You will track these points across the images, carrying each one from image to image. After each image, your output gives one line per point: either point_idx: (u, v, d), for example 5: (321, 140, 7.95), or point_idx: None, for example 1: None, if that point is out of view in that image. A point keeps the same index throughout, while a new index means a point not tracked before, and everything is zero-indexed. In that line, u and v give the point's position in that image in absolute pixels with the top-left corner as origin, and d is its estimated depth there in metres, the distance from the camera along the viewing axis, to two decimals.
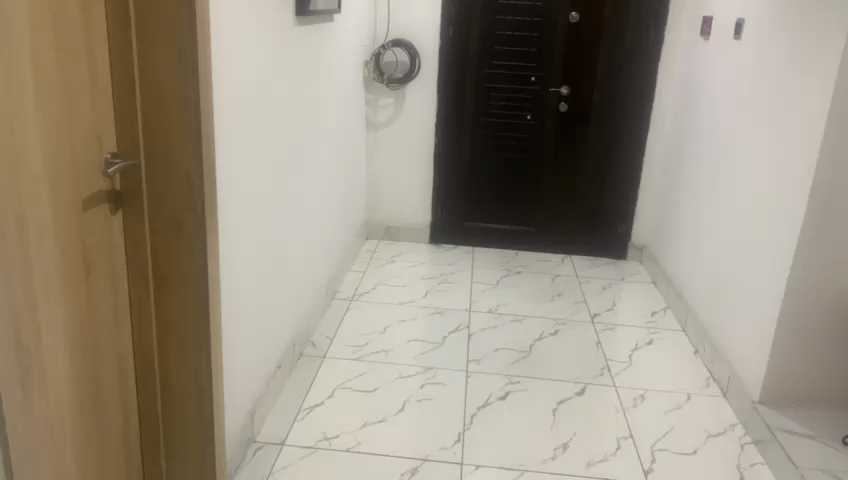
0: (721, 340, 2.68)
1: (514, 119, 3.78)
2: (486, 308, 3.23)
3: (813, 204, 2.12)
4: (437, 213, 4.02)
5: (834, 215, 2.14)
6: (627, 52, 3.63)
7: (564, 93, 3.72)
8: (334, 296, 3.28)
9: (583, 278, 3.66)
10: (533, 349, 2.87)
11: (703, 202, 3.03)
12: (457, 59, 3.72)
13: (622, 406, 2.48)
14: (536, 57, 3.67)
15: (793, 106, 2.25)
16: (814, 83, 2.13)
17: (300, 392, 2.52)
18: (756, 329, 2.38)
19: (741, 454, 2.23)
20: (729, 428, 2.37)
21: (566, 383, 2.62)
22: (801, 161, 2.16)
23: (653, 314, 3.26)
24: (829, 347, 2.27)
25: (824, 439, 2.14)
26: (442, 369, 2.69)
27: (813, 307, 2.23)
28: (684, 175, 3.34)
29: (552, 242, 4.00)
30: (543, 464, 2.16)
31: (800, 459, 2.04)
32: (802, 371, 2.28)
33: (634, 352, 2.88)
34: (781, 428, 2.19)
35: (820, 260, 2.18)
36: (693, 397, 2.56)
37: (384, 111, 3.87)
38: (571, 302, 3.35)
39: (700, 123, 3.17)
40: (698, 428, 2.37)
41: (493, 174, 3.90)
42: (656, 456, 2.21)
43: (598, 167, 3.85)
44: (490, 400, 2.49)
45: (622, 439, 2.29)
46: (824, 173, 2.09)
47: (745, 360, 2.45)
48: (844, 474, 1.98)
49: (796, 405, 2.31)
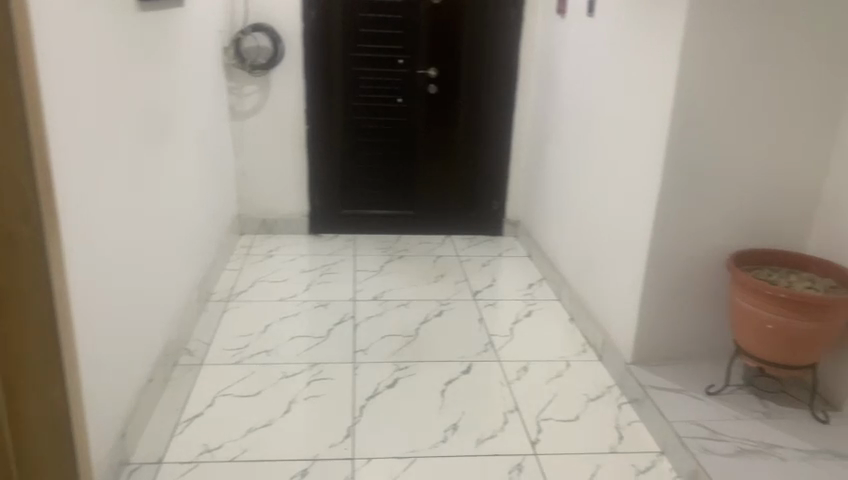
0: (594, 306, 2.80)
1: (385, 103, 3.74)
2: (370, 296, 3.19)
3: (667, 170, 2.24)
4: (313, 202, 3.91)
5: (687, 181, 2.27)
6: (490, 31, 3.68)
7: (432, 75, 3.72)
8: (209, 299, 3.12)
9: (462, 257, 3.71)
10: (419, 332, 2.87)
11: (569, 175, 3.14)
12: (321, 43, 3.62)
13: (507, 380, 2.53)
14: (402, 39, 3.63)
15: (645, 80, 2.37)
16: (660, 58, 2.26)
17: (177, 404, 2.36)
18: (625, 294, 2.50)
19: (618, 414, 2.34)
20: (606, 390, 2.49)
21: (451, 363, 2.64)
22: (655, 131, 2.28)
23: (530, 286, 3.36)
24: (690, 306, 2.42)
25: (690, 391, 2.29)
26: (329, 364, 2.63)
27: (674, 269, 2.36)
28: (550, 150, 3.45)
29: (432, 223, 4.02)
30: (434, 448, 2.16)
31: (670, 413, 2.17)
32: (667, 329, 2.43)
33: (514, 325, 2.95)
34: (652, 385, 2.32)
35: (677, 225, 2.31)
36: (573, 364, 2.66)
37: (249, 99, 3.69)
38: (453, 282, 3.38)
39: (562, 98, 3.27)
40: (578, 393, 2.46)
41: (368, 159, 3.84)
42: (542, 425, 2.28)
43: (471, 146, 3.89)
44: (379, 389, 2.47)
45: (509, 413, 2.34)
46: (677, 141, 2.21)
47: (617, 323, 2.57)
48: (710, 422, 2.13)
49: (664, 361, 2.46)
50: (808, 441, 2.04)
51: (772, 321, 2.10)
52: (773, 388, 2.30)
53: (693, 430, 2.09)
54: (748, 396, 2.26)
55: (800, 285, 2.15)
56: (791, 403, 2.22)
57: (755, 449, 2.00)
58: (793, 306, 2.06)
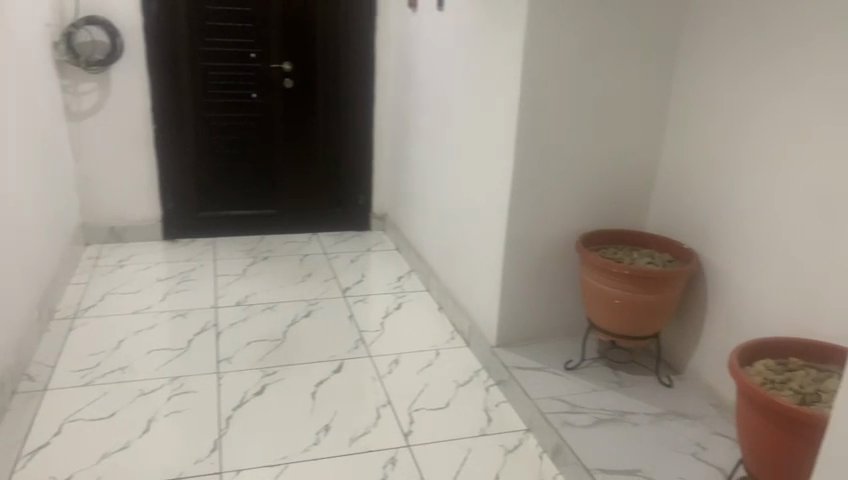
0: (460, 294, 2.86)
1: (239, 98, 3.60)
2: (234, 301, 3.06)
3: (518, 158, 2.33)
4: (167, 206, 3.70)
5: (537, 168, 2.37)
6: (345, 24, 3.64)
7: (287, 69, 3.62)
8: (52, 317, 2.85)
9: (329, 254, 3.66)
10: (287, 335, 2.80)
11: (430, 166, 3.18)
12: (165, 37, 3.41)
13: (378, 375, 2.53)
14: (253, 33, 3.51)
15: (494, 71, 2.44)
16: (506, 51, 2.34)
17: (18, 435, 2.14)
18: (487, 280, 2.58)
19: (487, 397, 2.41)
20: (474, 375, 2.55)
21: (321, 363, 2.60)
22: (506, 121, 2.36)
23: (398, 279, 3.38)
24: (547, 287, 2.53)
25: (551, 368, 2.40)
26: (191, 376, 2.49)
27: (530, 253, 2.46)
28: (411, 142, 3.47)
29: (296, 222, 3.92)
30: (306, 452, 2.11)
31: (534, 391, 2.26)
32: (527, 310, 2.53)
33: (384, 319, 2.95)
34: (516, 366, 2.41)
35: (531, 210, 2.41)
36: (442, 352, 2.70)
37: (87, 98, 3.40)
38: (321, 280, 3.32)
39: (419, 90, 3.30)
40: (448, 380, 2.51)
41: (225, 157, 3.69)
42: (414, 416, 2.30)
43: (332, 141, 3.84)
44: (246, 398, 2.37)
45: (381, 407, 2.34)
46: (526, 130, 2.30)
47: (481, 309, 2.64)
48: (570, 396, 2.24)
49: (527, 342, 2.57)
50: (656, 404, 2.20)
51: (619, 296, 2.25)
52: (624, 358, 2.46)
53: (554, 405, 2.19)
54: (603, 368, 2.40)
55: (641, 261, 2.31)
56: (640, 371, 2.39)
57: (611, 418, 2.13)
58: (636, 281, 2.21)
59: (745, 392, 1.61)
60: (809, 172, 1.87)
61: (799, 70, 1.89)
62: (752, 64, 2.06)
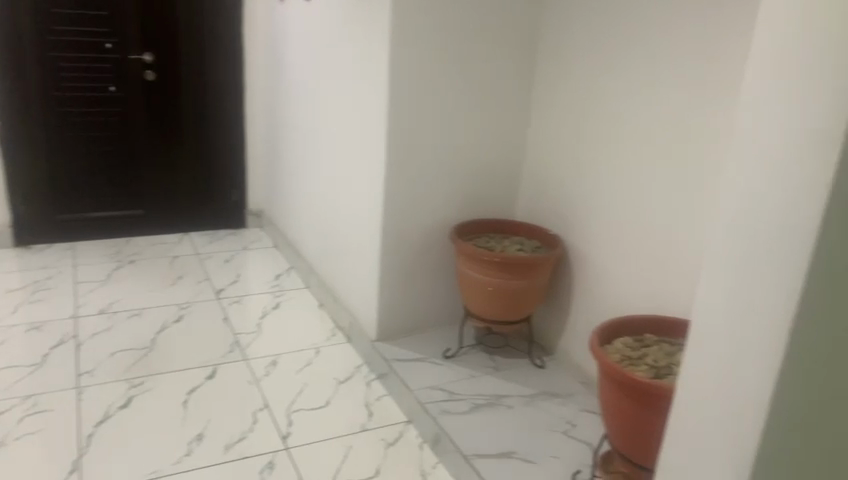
0: (340, 290, 2.82)
1: (96, 92, 3.36)
2: (96, 310, 2.86)
3: (390, 150, 2.32)
4: (17, 210, 3.38)
5: (409, 159, 2.36)
6: (210, 14, 3.48)
7: (148, 61, 3.42)
8: None
9: (203, 254, 3.50)
10: (156, 343, 2.64)
11: (305, 160, 3.12)
12: (6, 24, 3.12)
13: (254, 378, 2.45)
14: (107, 22, 3.28)
15: (364, 62, 2.41)
16: (373, 42, 2.31)
17: None
18: (365, 274, 2.56)
19: (368, 392, 2.40)
20: (355, 370, 2.53)
21: (194, 370, 2.48)
22: (376, 113, 2.34)
23: (277, 277, 3.28)
24: (424, 278, 2.55)
25: (430, 358, 2.42)
26: (47, 393, 2.30)
27: (405, 245, 2.46)
28: (285, 136, 3.38)
29: (166, 222, 3.72)
30: (178, 464, 2.00)
31: (413, 383, 2.27)
32: (405, 302, 2.53)
33: (262, 319, 2.86)
34: (396, 358, 2.41)
35: (404, 202, 2.41)
36: (322, 350, 2.65)
37: None
38: (193, 283, 3.17)
39: (291, 81, 3.21)
40: (328, 378, 2.47)
41: (83, 155, 3.43)
42: (292, 418, 2.24)
43: (202, 137, 3.67)
44: (111, 412, 2.22)
45: (258, 411, 2.27)
46: (396, 122, 2.30)
47: (361, 304, 2.62)
48: (449, 385, 2.27)
49: (406, 334, 2.57)
50: (530, 386, 2.27)
51: (492, 283, 2.30)
52: (499, 343, 2.52)
53: (433, 395, 2.21)
54: (480, 355, 2.45)
55: (512, 248, 2.38)
56: (514, 355, 2.46)
57: (487, 403, 2.18)
58: (507, 269, 2.27)
59: (605, 370, 1.69)
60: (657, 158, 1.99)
61: (646, 62, 2.01)
62: (606, 56, 2.15)
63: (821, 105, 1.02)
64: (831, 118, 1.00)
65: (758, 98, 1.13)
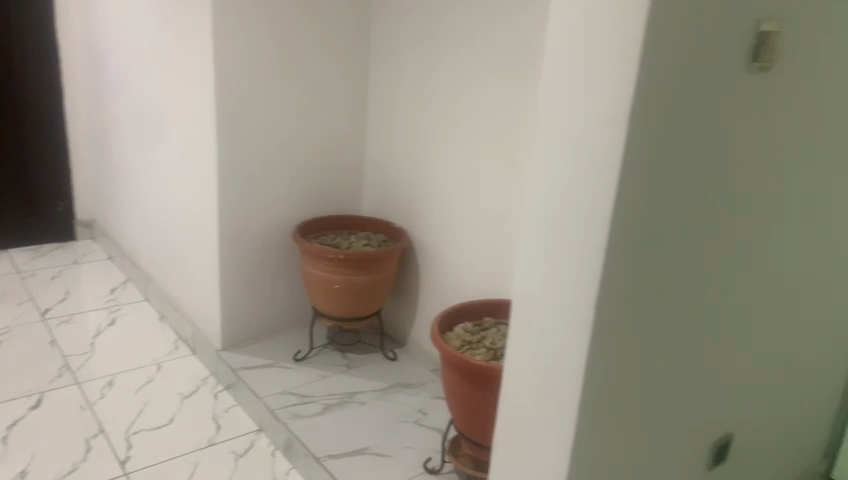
0: (181, 299, 2.67)
1: None
2: None
3: (223, 150, 2.22)
4: None
5: (244, 159, 2.28)
6: (15, 7, 3.16)
7: None
8: None
9: (25, 273, 3.17)
10: None
11: (135, 164, 2.92)
12: None
13: (87, 403, 2.25)
14: None
15: (188, 58, 2.29)
16: (196, 37, 2.20)
17: None
18: (206, 281, 2.44)
19: (215, 404, 2.29)
20: (201, 383, 2.40)
21: (15, 402, 2.24)
22: (205, 112, 2.23)
23: (112, 292, 3.05)
24: (269, 281, 2.47)
25: (280, 362, 2.36)
26: None
27: (246, 248, 2.38)
28: (112, 139, 3.14)
29: None
30: None
31: (263, 389, 2.20)
32: (251, 307, 2.45)
33: (95, 339, 2.65)
34: (244, 366, 2.32)
35: (243, 203, 2.32)
36: (164, 365, 2.50)
37: None
38: (14, 305, 2.86)
39: (115, 81, 2.99)
40: (171, 394, 2.33)
41: None
42: (132, 440, 2.09)
43: (15, 142, 3.32)
44: None
45: (92, 438, 2.09)
46: (227, 121, 2.20)
47: (203, 313, 2.50)
48: (300, 388, 2.22)
49: (255, 340, 2.49)
50: (382, 380, 2.28)
51: (337, 281, 2.27)
52: (351, 340, 2.51)
53: (283, 400, 2.15)
54: (332, 354, 2.42)
55: (357, 244, 2.36)
56: (366, 351, 2.46)
57: (339, 401, 2.15)
58: (352, 265, 2.25)
59: (446, 357, 1.72)
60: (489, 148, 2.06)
61: (473, 56, 2.07)
62: (435, 50, 2.19)
63: (609, 93, 1.09)
64: (617, 105, 1.08)
65: (555, 87, 1.18)
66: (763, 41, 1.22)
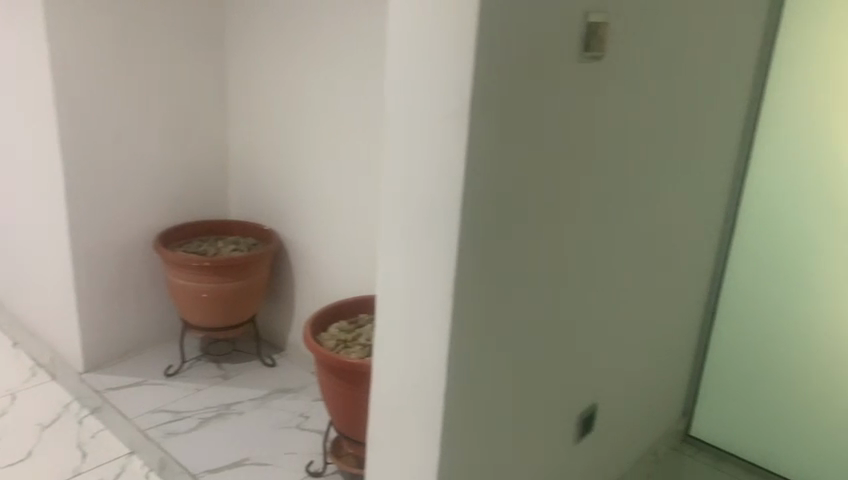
0: (35, 322, 2.47)
1: None
2: None
3: (69, 159, 2.06)
4: None
5: (93, 168, 2.13)
6: None
7: None
8: None
9: None
10: None
11: None
12: None
13: None
14: None
15: (20, 60, 2.10)
16: (28, 38, 2.02)
17: None
18: (60, 300, 2.26)
19: (81, 430, 2.09)
20: (63, 410, 2.19)
21: None
22: (44, 118, 2.06)
23: None
24: (132, 295, 2.34)
25: (150, 379, 2.24)
26: None
27: (103, 262, 2.23)
28: None
29: None
30: None
31: (131, 410, 2.08)
32: (114, 324, 2.31)
33: None
34: (110, 388, 2.18)
35: (95, 214, 2.17)
36: (19, 395, 2.26)
37: None
38: None
39: None
40: (28, 426, 2.10)
41: None
42: None
43: None
44: None
45: None
46: (71, 128, 2.05)
47: (61, 335, 2.32)
48: (172, 404, 2.12)
49: (121, 359, 2.35)
50: (261, 387, 2.22)
51: (206, 290, 2.18)
52: (225, 350, 2.42)
53: (155, 419, 2.04)
54: (206, 365, 2.33)
55: (226, 249, 2.28)
56: (242, 359, 2.38)
57: (215, 414, 2.07)
58: (220, 272, 2.17)
59: (319, 358, 1.70)
60: (356, 146, 2.07)
61: (333, 54, 2.05)
62: (293, 47, 2.15)
63: (449, 88, 1.11)
64: (457, 100, 1.11)
65: (396, 82, 1.18)
66: (593, 30, 1.29)
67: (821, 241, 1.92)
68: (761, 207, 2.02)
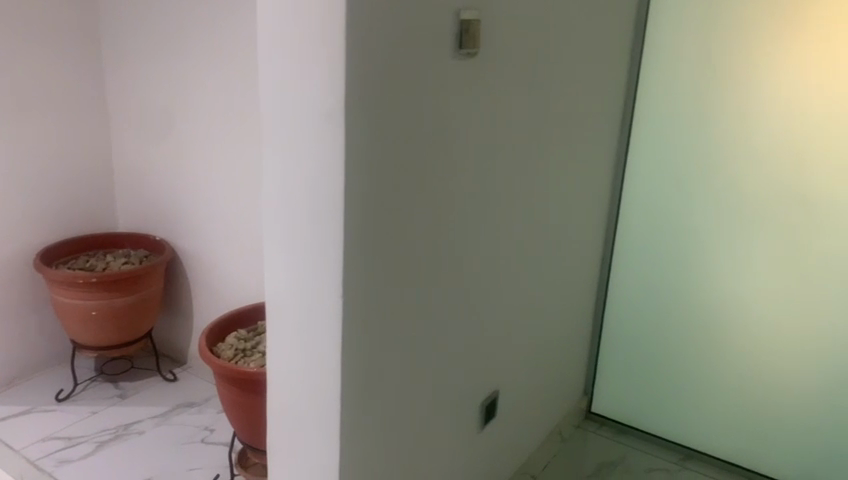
0: None
1: None
2: None
3: None
4: None
5: None
6: None
7: None
8: None
9: None
10: None
11: None
12: None
13: None
14: None
15: None
16: None
17: None
18: None
19: None
20: None
21: None
22: None
23: None
24: (15, 318, 2.20)
25: (39, 406, 2.11)
26: None
27: None
28: None
29: None
30: None
31: (19, 440, 1.95)
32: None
33: None
34: None
35: None
36: None
37: None
38: None
39: None
40: None
41: None
42: None
43: None
44: None
45: None
46: None
47: None
48: (65, 430, 2.00)
49: (6, 387, 2.20)
50: (162, 404, 2.15)
51: (95, 307, 2.08)
52: (121, 369, 2.32)
53: (46, 447, 1.92)
54: (102, 386, 2.22)
55: (116, 263, 2.18)
56: (141, 376, 2.29)
57: (113, 436, 1.98)
58: (111, 287, 2.08)
59: (216, 370, 1.66)
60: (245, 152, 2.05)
61: (219, 57, 2.02)
62: (177, 51, 2.10)
63: (322, 89, 1.10)
64: (332, 101, 1.10)
65: (269, 85, 1.16)
66: (466, 27, 1.31)
67: (696, 220, 2.05)
68: (642, 190, 2.14)
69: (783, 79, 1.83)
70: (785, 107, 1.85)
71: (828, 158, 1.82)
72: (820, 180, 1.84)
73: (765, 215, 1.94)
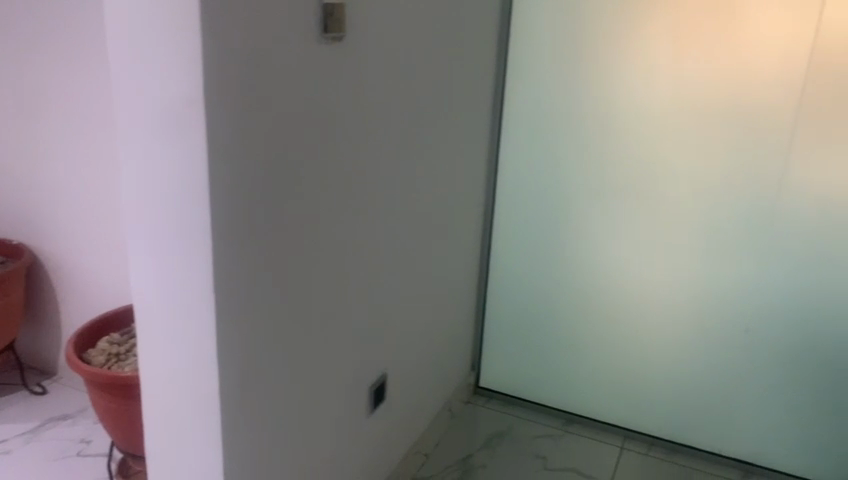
0: None
1: None
2: None
3: None
4: None
5: None
6: None
7: None
8: None
9: None
10: None
11: None
12: None
13: None
14: None
15: None
16: None
17: None
18: None
19: None
20: None
21: None
22: None
23: None
24: None
25: None
26: None
27: None
28: None
29: None
30: None
31: None
32: None
33: None
34: None
35: None
36: None
37: None
38: None
39: None
40: None
41: None
42: None
43: None
44: None
45: None
46: None
47: None
48: None
49: None
50: (30, 420, 2.00)
51: None
52: None
53: None
54: None
55: None
56: (5, 392, 2.13)
57: None
58: None
59: (87, 378, 1.56)
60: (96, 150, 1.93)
61: (67, 47, 1.89)
62: (21, 40, 1.95)
63: (179, 76, 1.05)
64: (191, 88, 1.05)
65: (122, 74, 1.10)
66: (330, 11, 1.30)
67: (567, 198, 2.16)
68: (516, 171, 2.22)
69: (639, 61, 1.95)
70: (642, 88, 1.97)
71: (682, 134, 1.96)
72: (677, 155, 1.98)
73: (627, 189, 2.07)
